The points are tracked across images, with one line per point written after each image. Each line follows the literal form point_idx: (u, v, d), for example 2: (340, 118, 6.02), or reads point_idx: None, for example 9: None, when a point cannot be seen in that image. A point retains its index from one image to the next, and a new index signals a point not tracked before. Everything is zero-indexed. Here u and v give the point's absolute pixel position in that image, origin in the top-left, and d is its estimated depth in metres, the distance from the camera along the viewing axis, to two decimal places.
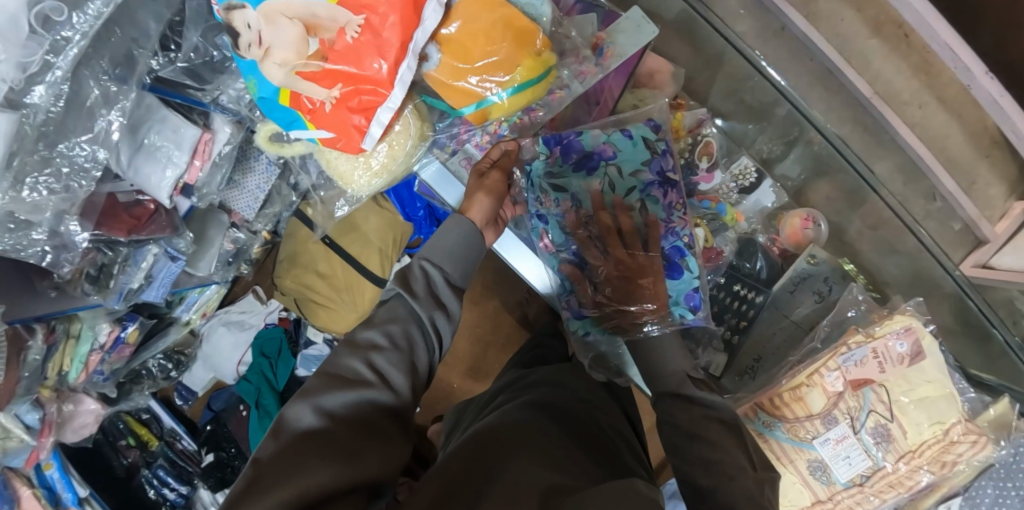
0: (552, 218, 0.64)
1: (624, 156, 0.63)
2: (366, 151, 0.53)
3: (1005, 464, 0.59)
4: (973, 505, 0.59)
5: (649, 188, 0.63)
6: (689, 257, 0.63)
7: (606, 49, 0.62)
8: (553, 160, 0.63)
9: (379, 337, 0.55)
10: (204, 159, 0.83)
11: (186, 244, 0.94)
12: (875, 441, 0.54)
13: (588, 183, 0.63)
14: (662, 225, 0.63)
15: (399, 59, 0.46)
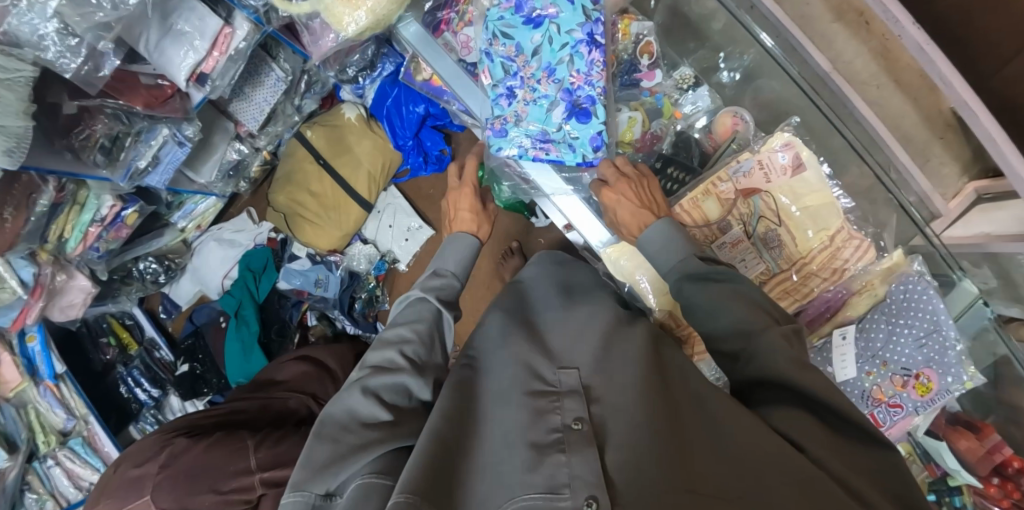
0: (497, 58, 0.70)
1: (563, 17, 0.69)
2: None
3: (896, 299, 0.64)
4: (868, 338, 0.65)
5: (578, 45, 0.68)
6: (598, 104, 0.69)
7: None
8: (506, 8, 0.70)
9: (406, 333, 0.61)
10: (223, 51, 0.93)
11: (193, 131, 1.04)
12: (769, 246, 0.65)
13: (532, 35, 0.69)
14: (581, 77, 0.69)
15: None
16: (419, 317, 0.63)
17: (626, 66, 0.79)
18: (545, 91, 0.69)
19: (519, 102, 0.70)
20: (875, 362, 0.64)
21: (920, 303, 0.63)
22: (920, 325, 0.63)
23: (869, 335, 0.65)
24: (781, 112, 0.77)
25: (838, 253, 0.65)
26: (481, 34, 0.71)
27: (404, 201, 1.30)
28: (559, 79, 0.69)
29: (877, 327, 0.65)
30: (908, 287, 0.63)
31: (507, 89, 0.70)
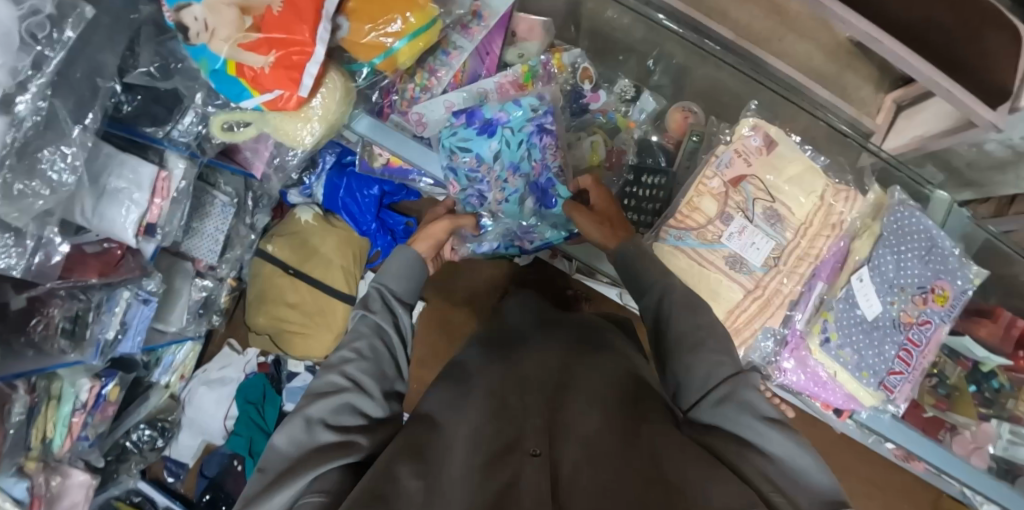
0: (461, 170, 0.76)
1: (514, 120, 0.74)
2: (305, 106, 0.65)
3: (890, 230, 0.67)
4: (881, 273, 0.66)
5: (532, 139, 0.74)
6: (558, 185, 0.77)
7: (483, 12, 0.75)
8: (459, 125, 0.74)
9: (347, 353, 0.54)
10: (164, 196, 0.90)
11: (155, 285, 0.99)
12: (771, 223, 0.69)
13: (489, 143, 0.74)
14: (539, 166, 0.76)
15: (316, 22, 0.61)
16: (358, 334, 0.56)
17: (570, 97, 0.84)
18: (513, 187, 0.77)
19: (491, 202, 0.78)
20: (895, 291, 0.67)
21: (911, 224, 0.67)
22: (918, 243, 0.67)
23: (880, 269, 0.66)
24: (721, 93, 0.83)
25: (831, 208, 0.69)
26: (441, 150, 0.76)
27: None
28: (524, 172, 0.76)
29: (884, 257, 0.66)
30: (898, 217, 0.66)
31: (478, 192, 0.76)
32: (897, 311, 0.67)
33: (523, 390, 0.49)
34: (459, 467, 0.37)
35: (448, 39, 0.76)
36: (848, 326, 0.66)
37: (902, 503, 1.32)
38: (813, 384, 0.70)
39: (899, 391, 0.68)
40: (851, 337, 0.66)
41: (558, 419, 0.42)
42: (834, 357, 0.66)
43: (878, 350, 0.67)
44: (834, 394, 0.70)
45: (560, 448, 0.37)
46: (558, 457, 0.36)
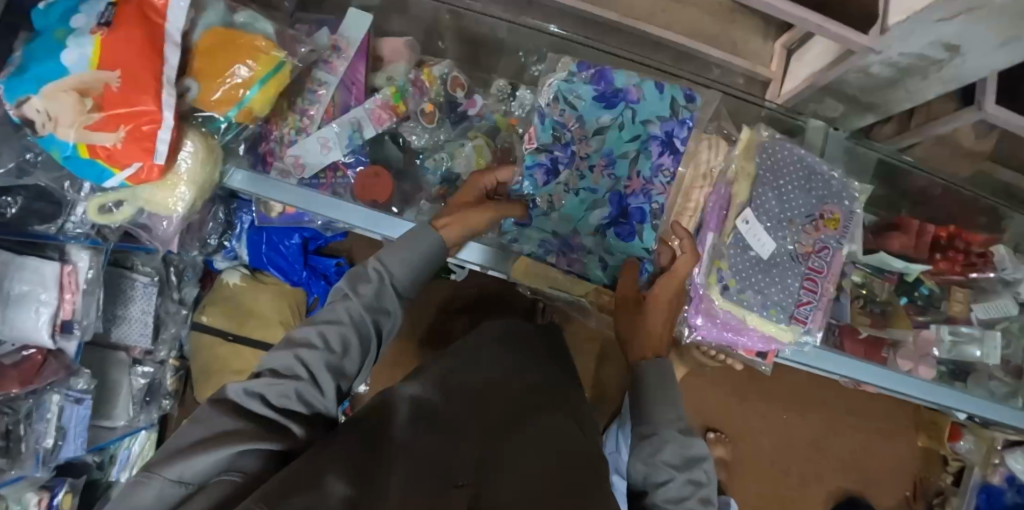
0: (551, 121, 0.76)
1: (643, 103, 0.76)
2: (168, 172, 0.65)
3: (765, 167, 0.67)
4: (767, 210, 0.66)
5: (650, 142, 0.76)
6: (646, 225, 0.76)
7: (341, 44, 0.77)
8: (586, 78, 0.76)
9: (313, 334, 0.52)
10: (73, 291, 0.89)
11: (86, 382, 0.96)
12: None
13: (601, 115, 0.76)
14: (639, 183, 0.76)
15: (158, 90, 0.61)
16: (336, 317, 0.54)
17: (448, 107, 0.83)
18: (594, 183, 0.78)
19: (574, 172, 0.78)
20: (785, 224, 0.66)
21: (784, 158, 0.68)
22: (795, 174, 0.68)
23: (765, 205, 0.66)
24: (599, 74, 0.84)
25: (698, 159, 0.73)
26: (546, 94, 0.78)
27: None
28: (619, 177, 0.77)
29: (766, 193, 0.66)
30: (768, 152, 0.67)
31: (551, 162, 0.76)
32: (793, 244, 0.66)
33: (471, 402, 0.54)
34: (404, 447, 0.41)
35: (314, 76, 0.77)
36: (747, 271, 0.65)
37: (876, 424, 1.35)
38: (727, 333, 0.68)
39: (812, 322, 0.67)
40: (748, 278, 0.65)
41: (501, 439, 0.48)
42: (738, 302, 0.64)
43: (783, 286, 0.66)
44: (752, 338, 0.68)
45: (490, 455, 0.44)
46: (483, 457, 0.43)
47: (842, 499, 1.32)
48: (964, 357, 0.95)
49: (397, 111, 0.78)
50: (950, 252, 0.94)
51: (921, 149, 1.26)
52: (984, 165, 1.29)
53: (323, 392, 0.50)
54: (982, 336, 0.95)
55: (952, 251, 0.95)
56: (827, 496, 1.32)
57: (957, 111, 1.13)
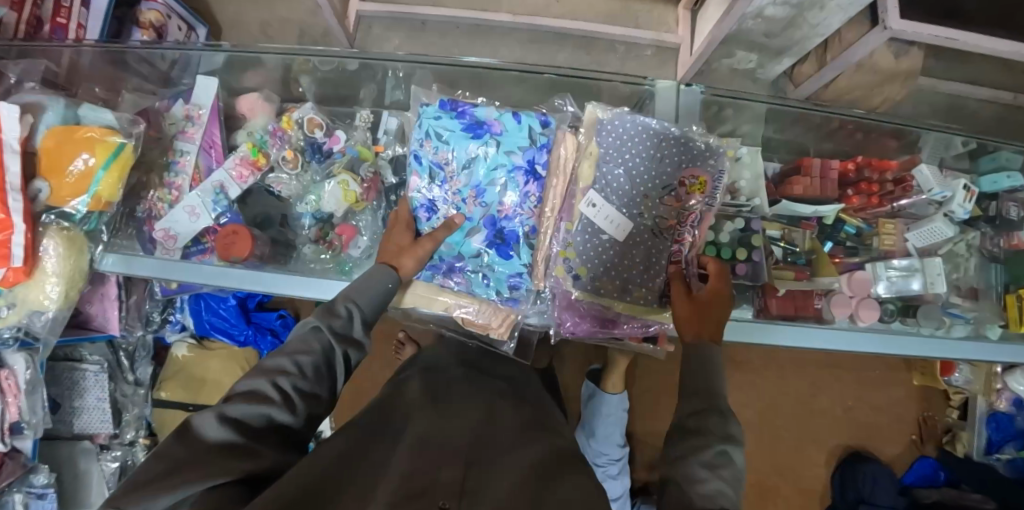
0: (426, 160, 0.67)
1: (506, 135, 0.66)
2: (33, 272, 0.68)
3: (607, 143, 0.64)
4: (610, 189, 0.63)
5: (516, 171, 0.66)
6: (520, 243, 0.67)
7: (193, 112, 0.80)
8: (445, 112, 0.67)
9: (287, 363, 0.51)
10: (14, 394, 0.92)
11: (45, 476, 1.01)
12: (508, 190, 0.66)
13: (469, 145, 0.66)
14: (509, 208, 0.66)
15: (3, 198, 0.64)
16: (308, 348, 0.53)
17: (310, 148, 0.82)
18: (471, 212, 0.67)
19: (447, 207, 0.67)
20: (640, 199, 0.64)
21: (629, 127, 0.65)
22: (642, 143, 0.64)
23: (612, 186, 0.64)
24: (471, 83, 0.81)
25: (554, 152, 0.66)
26: (415, 132, 0.68)
27: None
28: (488, 203, 0.66)
29: (610, 171, 0.64)
30: (607, 129, 0.64)
31: (429, 201, 0.67)
32: (651, 220, 0.64)
33: (442, 418, 0.50)
34: (388, 478, 0.38)
35: (175, 149, 0.79)
36: (596, 259, 0.64)
37: (867, 373, 1.27)
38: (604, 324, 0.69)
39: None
40: (598, 264, 0.64)
41: (488, 452, 0.44)
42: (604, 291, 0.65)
43: (647, 264, 0.65)
44: (632, 325, 0.69)
45: (475, 469, 0.40)
46: (467, 473, 0.39)
47: (845, 456, 1.25)
48: (907, 291, 0.90)
49: (259, 164, 0.80)
50: (862, 185, 0.89)
51: (846, 81, 1.20)
52: (919, 82, 1.22)
53: (292, 418, 0.50)
54: (923, 266, 0.90)
55: (865, 182, 0.89)
56: (828, 456, 1.25)
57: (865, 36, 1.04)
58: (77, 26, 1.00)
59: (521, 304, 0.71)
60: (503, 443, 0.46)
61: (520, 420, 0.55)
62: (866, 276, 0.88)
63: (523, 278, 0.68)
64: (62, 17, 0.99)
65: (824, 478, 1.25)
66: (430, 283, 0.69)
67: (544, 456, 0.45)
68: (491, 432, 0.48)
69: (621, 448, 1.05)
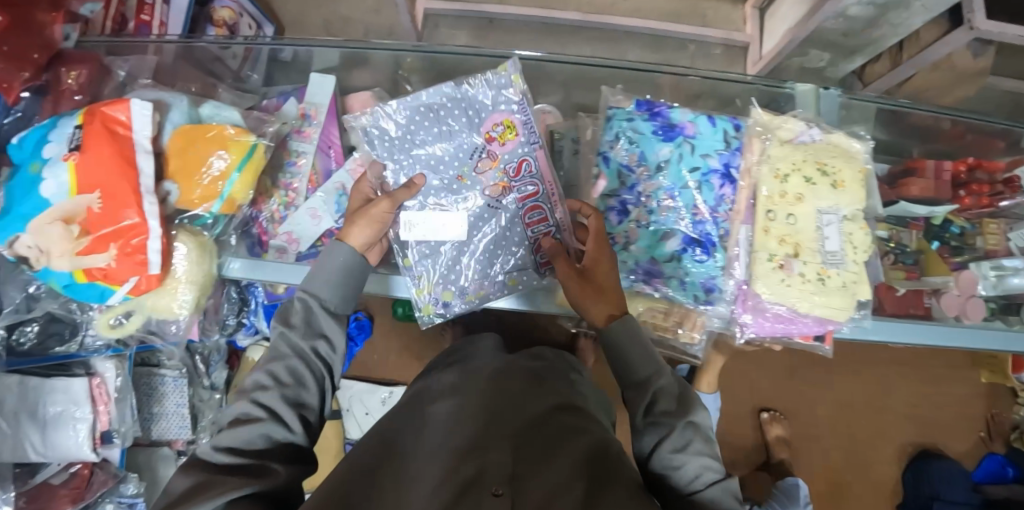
0: (617, 163, 0.67)
1: (701, 138, 0.65)
2: (165, 278, 0.65)
3: (805, 151, 0.67)
4: (811, 198, 0.66)
5: (707, 175, 0.62)
6: (716, 249, 0.62)
7: (310, 111, 0.78)
8: (639, 115, 0.68)
9: (264, 378, 0.57)
10: (106, 401, 0.91)
11: (135, 486, 1.00)
12: (711, 196, 0.63)
13: (660, 148, 0.65)
14: (704, 211, 0.62)
15: (140, 202, 0.62)
16: (279, 354, 0.59)
17: None
18: (664, 217, 0.61)
19: None
20: (456, 181, 0.73)
21: (794, 133, 0.68)
22: (822, 155, 0.68)
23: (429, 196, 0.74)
24: (584, 79, 0.81)
25: (754, 156, 0.66)
26: (604, 136, 0.69)
27: (362, 382, 1.22)
28: (683, 207, 0.61)
29: (807, 180, 0.66)
30: (804, 140, 0.68)
31: (621, 202, 0.65)
32: (839, 232, 0.67)
33: (493, 413, 0.53)
34: (438, 470, 0.42)
35: (291, 149, 0.77)
36: (795, 265, 0.65)
37: (935, 370, 1.26)
38: (782, 323, 0.67)
39: (860, 296, 0.68)
40: (794, 279, 0.64)
41: (520, 441, 0.48)
42: (784, 292, 0.64)
43: (836, 273, 0.66)
44: (807, 323, 0.66)
45: (518, 457, 0.45)
46: (512, 461, 0.43)
47: (916, 453, 1.25)
48: (1013, 290, 0.89)
49: None
50: (972, 185, 0.89)
51: (920, 79, 1.20)
52: (991, 79, 1.22)
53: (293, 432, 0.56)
54: None
55: (976, 184, 0.89)
56: (899, 454, 1.25)
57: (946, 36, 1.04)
58: (158, 23, 0.99)
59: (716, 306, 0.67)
60: (542, 438, 0.51)
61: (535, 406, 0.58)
62: (973, 275, 0.87)
63: (717, 280, 0.65)
64: (144, 14, 0.96)
65: (895, 476, 1.25)
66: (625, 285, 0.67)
67: (574, 459, 0.47)
68: (530, 429, 0.52)
69: None
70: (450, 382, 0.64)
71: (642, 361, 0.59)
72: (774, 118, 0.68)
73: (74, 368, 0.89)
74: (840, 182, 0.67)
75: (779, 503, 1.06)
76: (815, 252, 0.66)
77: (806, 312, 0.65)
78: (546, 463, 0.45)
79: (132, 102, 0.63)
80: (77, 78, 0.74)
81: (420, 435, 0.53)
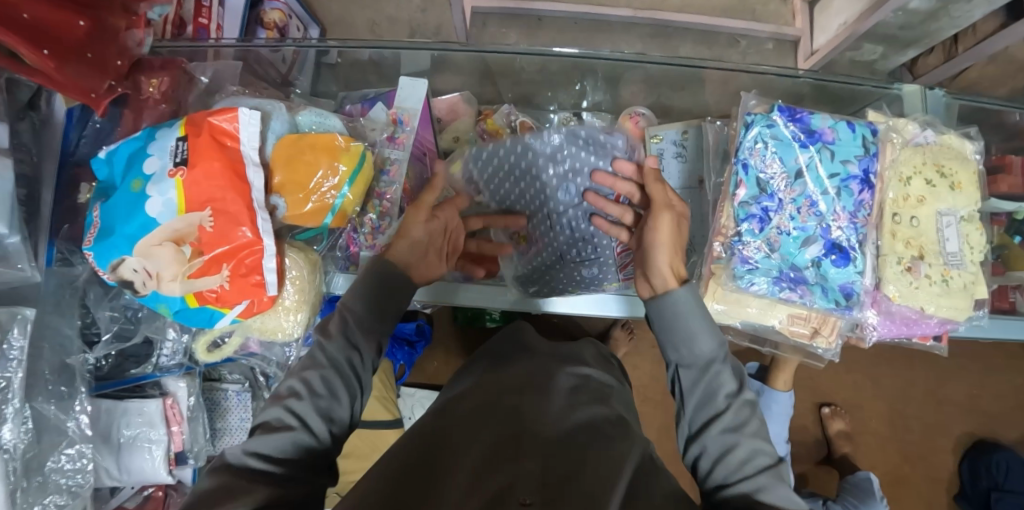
0: (754, 171, 0.58)
1: (842, 144, 0.58)
2: (276, 298, 0.62)
3: (927, 153, 0.66)
4: (937, 199, 0.65)
5: (851, 179, 0.57)
6: (858, 256, 0.58)
7: (402, 116, 0.76)
8: (784, 130, 0.58)
9: (298, 384, 0.51)
10: (180, 422, 0.86)
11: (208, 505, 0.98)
12: (860, 202, 0.58)
13: (799, 154, 0.57)
14: (847, 217, 0.57)
15: (254, 219, 0.58)
16: (316, 366, 0.52)
17: None
18: (804, 222, 0.57)
19: (779, 216, 0.58)
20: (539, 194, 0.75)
21: (911, 136, 0.67)
22: (940, 155, 0.67)
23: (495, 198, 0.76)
24: (675, 78, 0.79)
25: (883, 160, 0.65)
26: (740, 138, 0.59)
27: (423, 388, 1.20)
28: (827, 216, 0.57)
29: (931, 183, 0.65)
30: (923, 143, 0.67)
31: (763, 211, 0.57)
32: (962, 236, 0.66)
33: (530, 413, 0.47)
34: (470, 475, 0.36)
35: (380, 156, 0.74)
36: (923, 268, 0.64)
37: (988, 360, 1.28)
38: (905, 325, 0.67)
39: (978, 296, 0.67)
40: (920, 285, 0.64)
41: (576, 443, 0.42)
42: (913, 295, 0.64)
43: (961, 276, 0.65)
44: (930, 325, 0.67)
45: (557, 461, 0.38)
46: (548, 466, 0.37)
47: (970, 444, 1.27)
48: None
49: (477, 170, 0.79)
50: None
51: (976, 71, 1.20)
52: None
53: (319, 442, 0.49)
54: None
55: None
56: (954, 444, 1.27)
57: (1003, 29, 1.00)
58: (216, 27, 0.94)
59: (855, 312, 0.60)
60: (595, 437, 0.44)
61: (597, 409, 0.52)
62: None
63: (857, 286, 0.58)
64: (202, 17, 0.92)
65: (951, 466, 1.27)
66: (766, 297, 0.60)
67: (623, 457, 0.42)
68: (583, 430, 0.45)
69: (787, 444, 1.07)
70: (486, 382, 0.56)
71: (698, 338, 0.52)
72: (894, 120, 0.67)
73: (147, 388, 0.86)
74: (958, 183, 0.66)
75: (855, 497, 1.06)
76: (938, 254, 0.65)
77: (934, 314, 0.65)
78: (595, 467, 0.38)
79: (239, 110, 0.59)
80: (159, 87, 0.71)
81: (457, 430, 0.45)
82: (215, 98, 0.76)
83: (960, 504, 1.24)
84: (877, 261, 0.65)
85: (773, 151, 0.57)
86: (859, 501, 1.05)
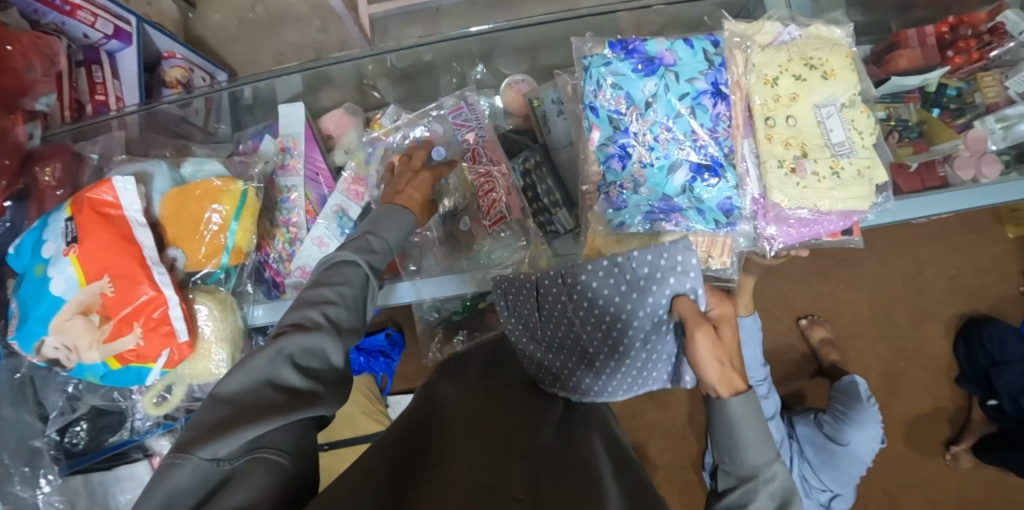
0: (604, 111, 0.58)
1: (683, 63, 0.57)
2: (194, 342, 0.65)
3: (792, 46, 0.65)
4: (812, 91, 0.64)
5: (701, 96, 0.57)
6: (725, 170, 0.58)
7: (288, 143, 0.81)
8: (618, 62, 0.58)
9: (330, 292, 0.50)
10: None
11: None
12: (717, 119, 0.58)
13: (644, 84, 0.57)
14: (706, 135, 0.57)
15: (149, 275, 0.61)
16: (346, 279, 0.52)
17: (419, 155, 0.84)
18: (665, 150, 0.58)
19: (638, 149, 0.58)
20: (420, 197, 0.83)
21: (772, 36, 0.66)
22: (806, 47, 0.65)
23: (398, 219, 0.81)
24: (545, 41, 0.79)
25: (737, 67, 0.66)
26: (584, 84, 0.59)
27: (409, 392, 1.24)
28: (683, 138, 0.58)
29: (799, 76, 0.64)
30: (787, 38, 0.66)
31: (621, 148, 0.58)
32: (848, 127, 0.64)
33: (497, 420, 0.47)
34: (455, 468, 0.37)
35: (280, 186, 0.81)
36: (809, 164, 0.63)
37: (961, 237, 1.25)
38: (804, 227, 0.68)
39: (878, 181, 0.65)
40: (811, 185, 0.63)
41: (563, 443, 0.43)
42: (803, 196, 0.63)
43: (859, 165, 0.64)
44: (831, 220, 0.67)
45: (544, 467, 0.39)
46: (537, 471, 0.38)
47: (962, 324, 1.24)
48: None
49: (369, 178, 0.82)
50: (960, 44, 0.84)
51: None
52: None
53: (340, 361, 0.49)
54: None
55: (961, 41, 0.84)
56: (945, 328, 1.25)
57: None
58: (115, 99, 0.97)
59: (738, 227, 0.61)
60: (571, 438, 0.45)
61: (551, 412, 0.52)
62: (982, 132, 0.82)
63: (733, 200, 0.59)
64: (99, 94, 0.94)
65: (946, 350, 1.25)
66: (644, 232, 0.61)
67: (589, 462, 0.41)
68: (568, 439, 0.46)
69: (763, 367, 1.07)
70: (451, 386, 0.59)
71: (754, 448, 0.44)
72: (750, 24, 0.67)
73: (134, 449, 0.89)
74: (831, 71, 0.64)
75: (843, 404, 1.06)
76: (822, 147, 0.64)
77: (830, 209, 0.64)
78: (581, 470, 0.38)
79: (113, 179, 0.61)
80: (53, 173, 0.74)
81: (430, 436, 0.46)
82: (108, 170, 0.79)
83: (962, 386, 1.23)
84: (761, 168, 0.65)
85: (616, 91, 0.58)
86: (847, 407, 1.06)
